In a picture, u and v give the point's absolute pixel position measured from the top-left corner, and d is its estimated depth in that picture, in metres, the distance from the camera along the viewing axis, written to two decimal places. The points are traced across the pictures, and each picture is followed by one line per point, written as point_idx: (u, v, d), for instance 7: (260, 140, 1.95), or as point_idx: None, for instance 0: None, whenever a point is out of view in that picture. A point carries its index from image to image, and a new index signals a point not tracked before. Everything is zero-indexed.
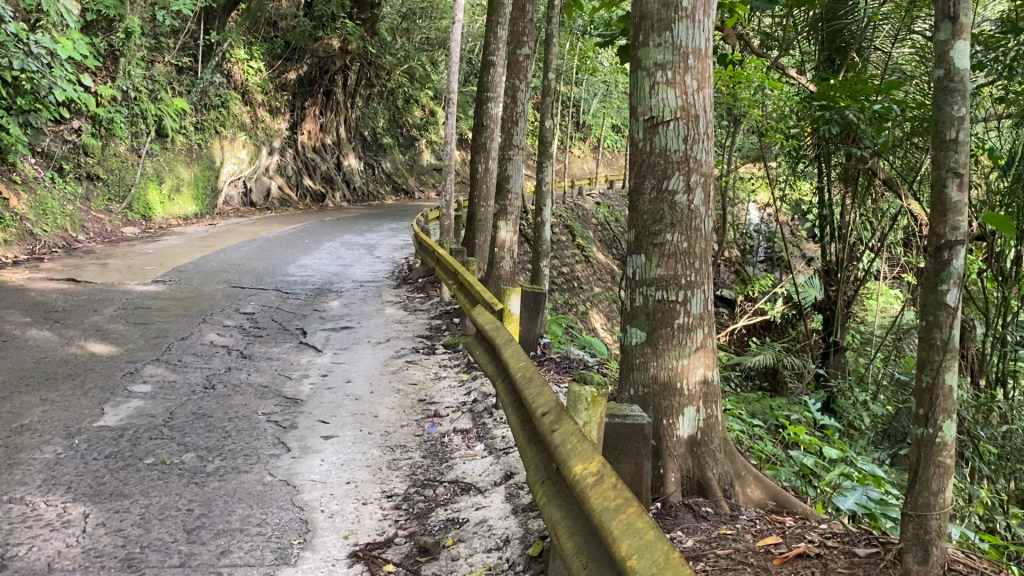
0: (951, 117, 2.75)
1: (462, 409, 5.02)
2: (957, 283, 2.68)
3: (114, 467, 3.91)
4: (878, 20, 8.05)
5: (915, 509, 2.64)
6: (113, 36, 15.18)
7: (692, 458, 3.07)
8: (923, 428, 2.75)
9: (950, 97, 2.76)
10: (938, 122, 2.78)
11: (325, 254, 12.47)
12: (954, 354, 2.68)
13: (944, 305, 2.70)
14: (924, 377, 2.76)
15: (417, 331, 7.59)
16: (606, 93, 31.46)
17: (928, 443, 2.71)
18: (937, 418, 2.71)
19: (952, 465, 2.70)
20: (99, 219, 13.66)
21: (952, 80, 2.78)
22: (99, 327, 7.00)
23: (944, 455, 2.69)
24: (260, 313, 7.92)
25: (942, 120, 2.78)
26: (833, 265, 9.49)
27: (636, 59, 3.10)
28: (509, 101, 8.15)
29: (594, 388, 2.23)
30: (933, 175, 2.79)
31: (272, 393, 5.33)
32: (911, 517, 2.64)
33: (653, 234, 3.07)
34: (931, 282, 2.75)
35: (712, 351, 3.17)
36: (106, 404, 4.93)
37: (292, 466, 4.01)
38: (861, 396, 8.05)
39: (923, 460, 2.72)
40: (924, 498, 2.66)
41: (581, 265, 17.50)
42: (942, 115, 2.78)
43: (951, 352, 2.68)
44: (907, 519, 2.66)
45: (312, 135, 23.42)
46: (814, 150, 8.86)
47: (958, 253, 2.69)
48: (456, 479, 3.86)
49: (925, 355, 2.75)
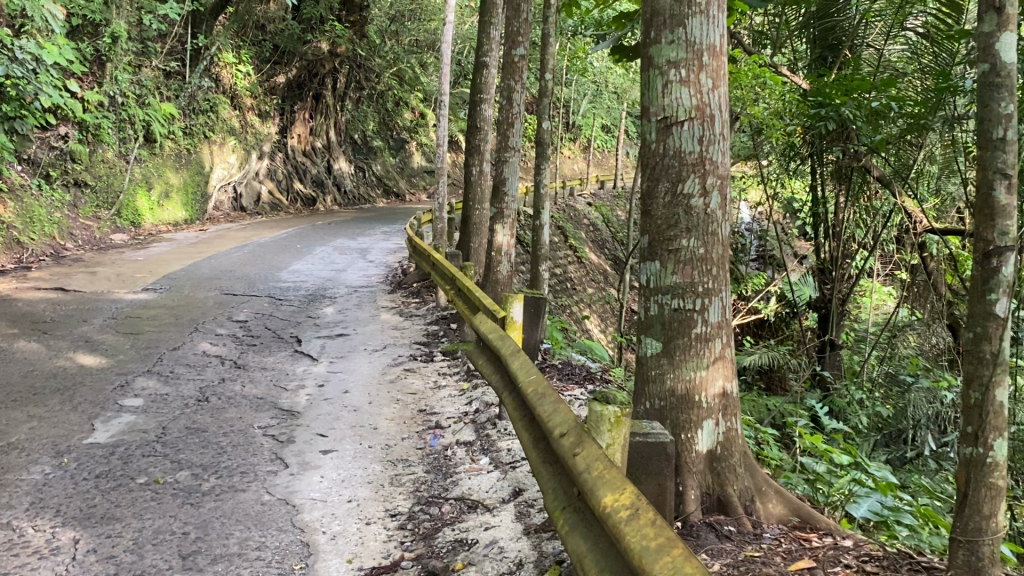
0: (1000, 114, 2.92)
1: (464, 419, 4.89)
2: (1006, 294, 2.87)
3: (106, 488, 3.75)
4: (871, 17, 7.98)
5: (966, 535, 2.87)
6: (100, 40, 15.01)
7: (711, 474, 2.96)
8: (972, 447, 2.96)
9: (999, 93, 2.93)
10: (987, 119, 2.95)
11: (316, 259, 12.31)
12: (1002, 368, 2.89)
13: (993, 316, 2.89)
14: (972, 393, 2.95)
15: (414, 337, 7.45)
16: (596, 93, 31.40)
17: (980, 463, 2.93)
18: (987, 436, 2.92)
19: (1001, 487, 2.93)
20: (87, 226, 13.44)
21: (997, 76, 2.94)
22: (88, 337, 6.82)
23: (994, 477, 2.92)
24: (253, 321, 7.75)
25: (989, 116, 2.96)
26: (829, 263, 9.35)
27: (646, 57, 2.97)
28: (504, 102, 8.03)
29: (617, 409, 2.11)
30: (979, 174, 2.98)
31: (268, 406, 5.17)
32: (961, 544, 2.87)
33: (668, 240, 2.94)
34: (977, 293, 2.96)
35: (731, 361, 3.04)
36: (96, 419, 4.76)
37: (290, 483, 3.86)
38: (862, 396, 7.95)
39: (972, 479, 2.96)
40: (975, 523, 2.88)
41: (574, 266, 17.35)
42: (990, 111, 2.95)
43: (1000, 366, 2.87)
44: (957, 544, 2.88)
45: (302, 139, 23.15)
46: (807, 148, 8.60)
47: (1008, 261, 2.87)
48: (461, 496, 3.71)
49: (971, 368, 2.95)
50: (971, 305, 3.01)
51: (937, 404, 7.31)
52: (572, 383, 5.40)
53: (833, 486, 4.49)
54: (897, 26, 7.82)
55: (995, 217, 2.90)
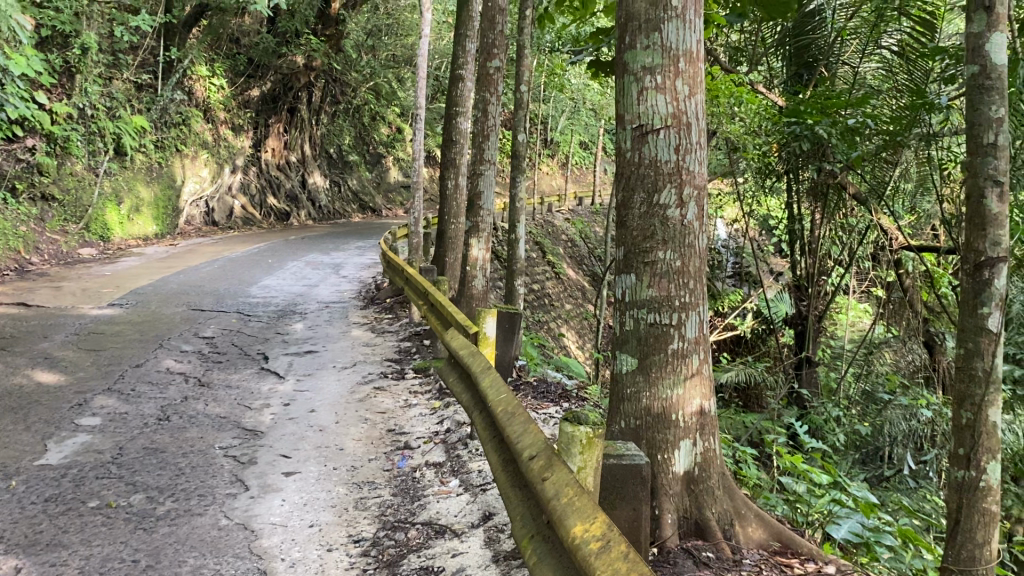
0: (990, 117, 3.59)
1: (435, 439, 4.74)
2: (997, 308, 3.49)
3: (54, 513, 3.55)
4: (846, 35, 7.97)
5: (960, 565, 3.37)
6: (70, 51, 14.72)
7: (688, 497, 2.83)
8: (966, 469, 3.48)
9: (990, 97, 3.60)
10: (979, 122, 3.62)
11: (288, 274, 12.12)
12: (992, 386, 3.47)
13: (987, 331, 3.49)
14: (966, 413, 3.50)
15: (386, 354, 7.28)
16: (573, 110, 31.57)
17: (973, 485, 3.44)
18: (982, 455, 3.44)
19: (990, 514, 3.43)
20: (53, 240, 13.15)
21: (989, 78, 3.61)
22: (48, 354, 6.59)
23: (986, 504, 3.42)
24: (220, 338, 7.55)
25: (981, 120, 3.62)
26: (804, 280, 9.20)
27: (621, 64, 2.87)
28: (479, 115, 7.90)
29: (589, 430, 1.96)
30: (971, 183, 3.63)
31: (231, 425, 4.99)
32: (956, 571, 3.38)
33: (644, 252, 2.82)
34: (968, 307, 3.59)
35: (708, 379, 2.92)
36: (49, 440, 4.55)
37: (250, 507, 3.69)
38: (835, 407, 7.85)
39: (965, 501, 3.48)
40: (968, 551, 3.38)
41: (551, 281, 17.25)
42: (982, 114, 3.62)
43: (991, 384, 3.45)
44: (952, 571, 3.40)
45: (276, 153, 22.96)
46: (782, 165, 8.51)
47: (998, 274, 3.51)
48: (429, 520, 3.56)
49: (963, 386, 3.54)
50: (963, 320, 3.62)
51: (913, 421, 7.20)
52: (546, 401, 5.26)
53: (813, 508, 4.41)
54: (872, 43, 7.81)
55: (984, 226, 3.55)
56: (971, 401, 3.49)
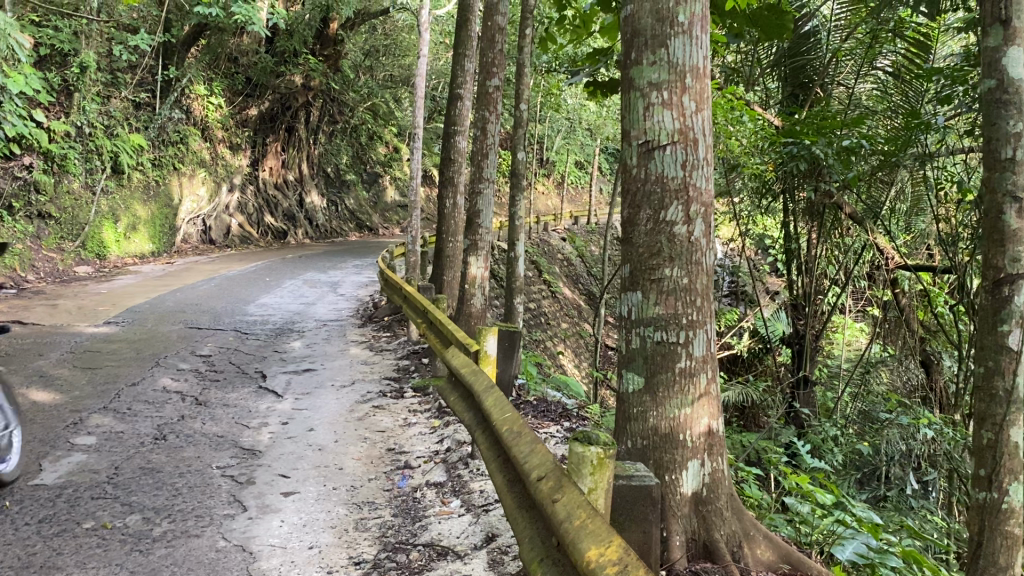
0: (1007, 131, 3.65)
1: (435, 459, 4.69)
2: (1018, 328, 3.53)
3: (49, 533, 3.49)
4: (841, 56, 7.98)
5: None
6: (68, 70, 14.74)
7: (697, 518, 2.79)
8: (988, 493, 3.59)
9: (1007, 111, 3.65)
10: (998, 136, 3.67)
11: (286, 293, 12.08)
12: (1015, 409, 3.52)
13: (1007, 354, 3.54)
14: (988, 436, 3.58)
15: (384, 373, 7.23)
16: (570, 130, 31.76)
17: (996, 507, 3.55)
18: (1004, 480, 3.54)
19: (1014, 535, 3.52)
20: (50, 258, 13.11)
21: (1005, 90, 3.67)
22: (43, 372, 6.53)
23: (1009, 526, 3.52)
24: (217, 356, 7.50)
25: (999, 134, 3.68)
26: (801, 299, 9.05)
27: (627, 80, 2.85)
28: (477, 134, 7.92)
29: (600, 450, 1.91)
30: (990, 195, 3.69)
31: (229, 444, 4.93)
32: None
33: (651, 269, 2.80)
34: (988, 326, 3.65)
35: (716, 398, 2.88)
36: (45, 459, 4.49)
37: (248, 528, 3.63)
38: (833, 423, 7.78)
39: (988, 523, 3.59)
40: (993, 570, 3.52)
41: (547, 300, 17.22)
42: (1000, 128, 3.68)
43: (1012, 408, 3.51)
44: None
45: (274, 172, 23.00)
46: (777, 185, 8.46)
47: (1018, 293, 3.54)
48: (430, 542, 3.50)
49: (982, 406, 3.64)
50: (983, 338, 3.68)
51: (911, 442, 7.01)
52: (547, 420, 5.22)
53: (816, 529, 4.40)
54: (867, 64, 7.84)
55: (1004, 242, 3.61)
56: (990, 422, 3.59)
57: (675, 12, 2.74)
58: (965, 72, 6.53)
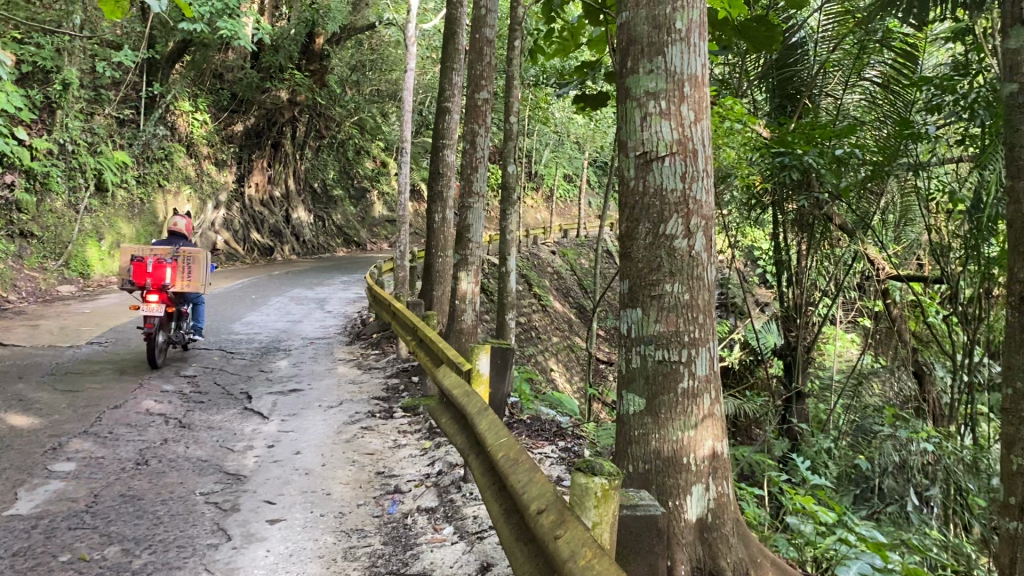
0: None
1: (426, 483, 4.55)
2: None
3: (23, 567, 3.34)
4: (829, 67, 7.87)
5: None
6: (50, 87, 14.58)
7: (702, 545, 2.67)
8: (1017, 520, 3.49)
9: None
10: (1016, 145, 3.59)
11: (272, 310, 11.92)
12: None
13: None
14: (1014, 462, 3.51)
15: (373, 392, 7.07)
16: (557, 143, 31.82)
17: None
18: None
19: None
20: (32, 277, 12.89)
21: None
22: (23, 395, 6.34)
23: None
24: (202, 376, 7.32)
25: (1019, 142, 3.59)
26: (792, 310, 8.76)
27: (623, 88, 2.75)
28: (467, 147, 7.80)
29: (604, 482, 1.79)
30: (1015, 206, 3.59)
31: (213, 469, 4.77)
32: None
33: (651, 285, 2.69)
34: (1015, 346, 3.56)
35: (720, 420, 2.77)
36: (20, 487, 4.32)
37: (232, 559, 3.48)
38: (828, 436, 7.67)
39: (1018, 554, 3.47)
40: None
41: (537, 314, 17.08)
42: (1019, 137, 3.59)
43: None
44: None
45: (260, 187, 22.83)
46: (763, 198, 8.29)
47: None
48: (423, 571, 3.37)
49: (1012, 430, 3.57)
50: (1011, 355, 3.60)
51: (904, 452, 6.80)
52: (541, 439, 5.11)
53: (820, 550, 4.28)
54: (855, 74, 7.74)
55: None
56: (1021, 447, 3.53)
57: (673, 17, 2.64)
58: (955, 81, 6.55)
